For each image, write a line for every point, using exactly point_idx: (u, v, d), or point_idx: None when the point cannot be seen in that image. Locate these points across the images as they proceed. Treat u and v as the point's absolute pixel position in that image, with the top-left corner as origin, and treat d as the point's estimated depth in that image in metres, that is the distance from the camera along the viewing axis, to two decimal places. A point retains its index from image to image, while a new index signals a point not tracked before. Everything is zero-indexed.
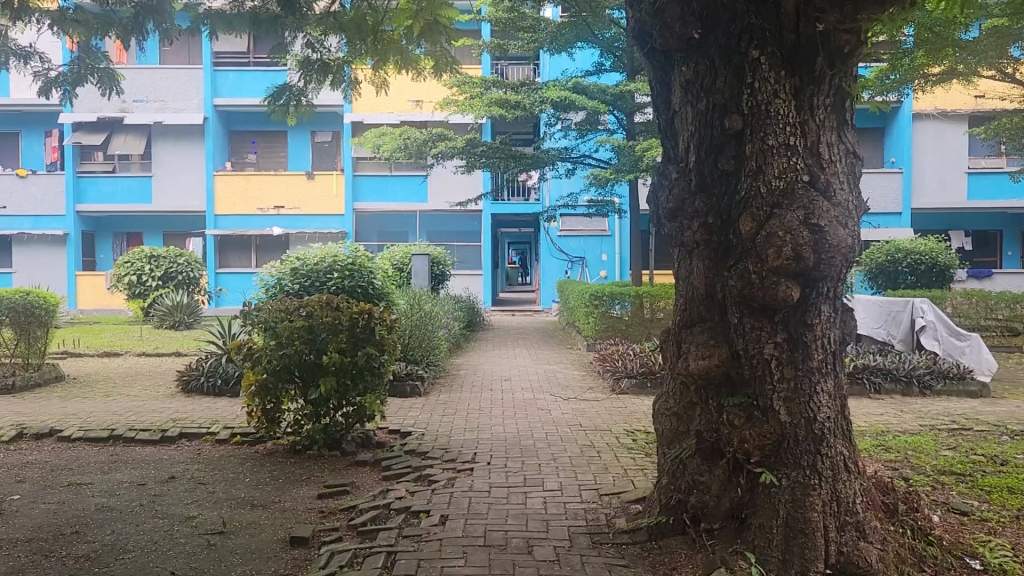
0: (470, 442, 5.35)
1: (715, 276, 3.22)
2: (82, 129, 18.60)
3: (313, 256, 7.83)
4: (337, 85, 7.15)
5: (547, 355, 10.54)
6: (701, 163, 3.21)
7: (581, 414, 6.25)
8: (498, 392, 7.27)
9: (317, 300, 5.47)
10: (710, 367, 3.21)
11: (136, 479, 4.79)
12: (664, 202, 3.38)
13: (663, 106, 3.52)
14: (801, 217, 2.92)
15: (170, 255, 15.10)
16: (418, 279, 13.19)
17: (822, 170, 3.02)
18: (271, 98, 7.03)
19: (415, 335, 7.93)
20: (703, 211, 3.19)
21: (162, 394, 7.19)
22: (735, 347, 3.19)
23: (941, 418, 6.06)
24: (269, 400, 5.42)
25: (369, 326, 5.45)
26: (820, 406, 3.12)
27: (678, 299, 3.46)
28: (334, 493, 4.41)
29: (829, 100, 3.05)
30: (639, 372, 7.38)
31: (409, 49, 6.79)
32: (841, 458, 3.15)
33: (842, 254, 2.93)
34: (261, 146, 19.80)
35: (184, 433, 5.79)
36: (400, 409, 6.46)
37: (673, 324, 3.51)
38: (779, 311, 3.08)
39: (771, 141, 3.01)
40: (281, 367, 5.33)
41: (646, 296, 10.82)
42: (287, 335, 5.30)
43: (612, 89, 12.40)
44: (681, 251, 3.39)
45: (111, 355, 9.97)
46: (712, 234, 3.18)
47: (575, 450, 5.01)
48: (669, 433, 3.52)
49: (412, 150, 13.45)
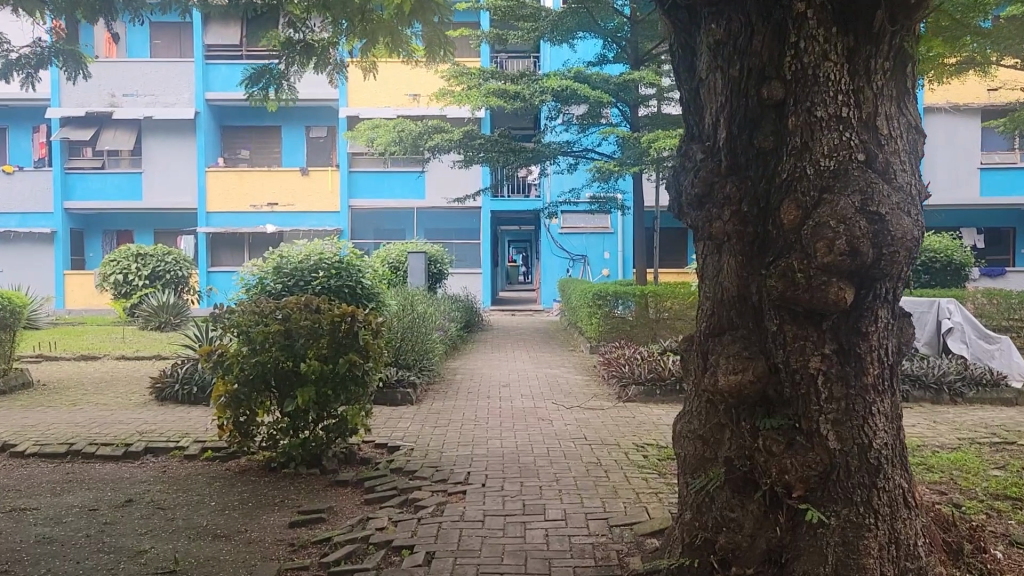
0: (464, 459, 4.83)
1: (750, 274, 2.67)
2: (69, 124, 18.00)
3: (298, 254, 7.31)
4: (321, 68, 6.61)
5: (547, 358, 10.03)
6: (734, 140, 2.66)
7: (585, 425, 5.74)
8: (495, 400, 6.75)
9: (294, 302, 4.97)
10: (743, 384, 2.66)
11: (87, 503, 4.30)
12: (687, 187, 2.84)
13: (685, 73, 2.98)
14: (857, 203, 2.40)
15: (158, 253, 14.57)
16: (416, 277, 12.66)
17: (880, 148, 2.52)
18: (247, 82, 6.50)
19: (407, 338, 7.42)
20: (736, 196, 2.65)
21: (133, 403, 6.69)
22: (774, 360, 2.66)
23: (979, 430, 5.54)
24: (242, 412, 4.89)
25: (352, 330, 4.94)
26: (876, 431, 2.62)
27: (702, 301, 2.91)
28: (308, 521, 3.91)
29: (887, 64, 2.54)
30: (648, 378, 6.85)
31: (401, 29, 6.18)
32: (900, 491, 2.67)
33: (908, 248, 2.42)
34: (254, 141, 19.28)
35: (150, 448, 5.30)
36: (389, 420, 5.94)
37: (695, 332, 2.96)
38: (827, 317, 2.56)
39: (819, 112, 2.49)
40: (253, 376, 4.80)
41: (652, 295, 10.28)
42: (261, 341, 4.77)
43: (616, 79, 11.82)
44: (708, 245, 2.85)
45: (89, 359, 9.48)
46: (746, 226, 2.64)
47: (581, 469, 4.50)
48: (693, 460, 2.97)
49: (407, 144, 12.89)
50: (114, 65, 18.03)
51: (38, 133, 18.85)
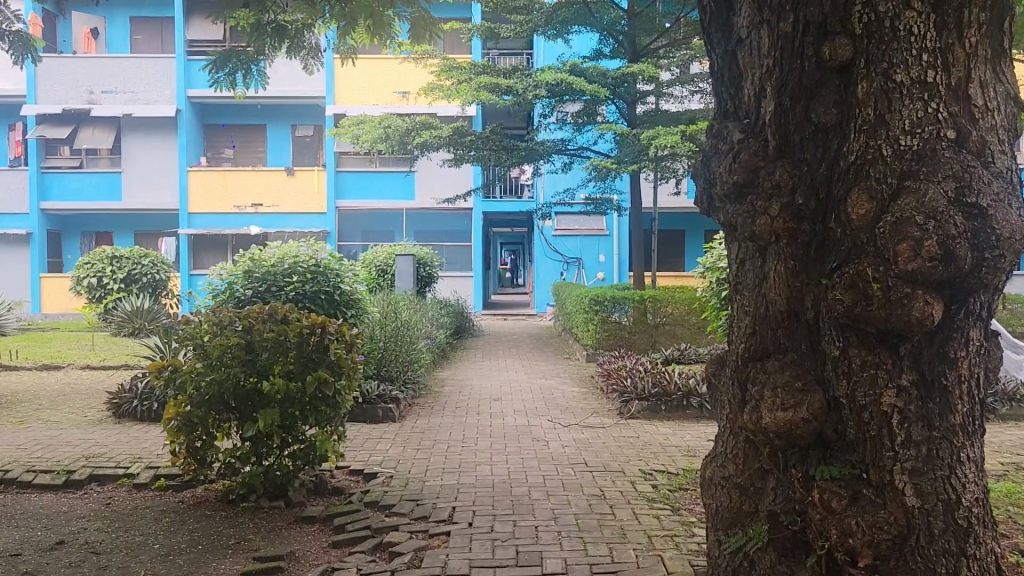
0: (448, 490, 4.24)
1: (804, 284, 2.12)
2: (45, 121, 17.28)
3: (270, 255, 6.68)
4: (295, 52, 5.98)
5: (542, 367, 9.46)
6: (784, 115, 2.10)
7: (586, 447, 5.18)
8: (486, 418, 6.17)
9: (258, 312, 4.39)
10: (794, 424, 2.11)
11: (9, 547, 3.70)
12: (721, 175, 2.26)
13: (719, 35, 2.42)
14: (949, 192, 1.84)
15: (134, 256, 13.91)
16: (403, 282, 11.97)
17: (975, 123, 1.95)
18: (213, 65, 5.84)
19: (389, 349, 6.86)
20: (788, 185, 2.08)
21: (88, 420, 6.09)
22: (833, 394, 2.11)
23: (1021, 453, 4.98)
24: (197, 437, 4.29)
25: (323, 344, 4.36)
26: (964, 483, 2.07)
27: (740, 318, 2.34)
28: (263, 571, 3.32)
29: (984, 15, 1.97)
30: (652, 393, 6.26)
31: (384, 10, 5.51)
32: (993, 559, 2.11)
33: (1015, 251, 1.86)
34: (239, 140, 18.63)
35: (96, 475, 4.71)
36: (366, 442, 5.35)
37: (728, 355, 2.41)
38: (906, 339, 2.00)
39: (898, 76, 1.94)
40: (208, 396, 4.20)
41: (651, 300, 9.75)
42: (218, 356, 4.18)
43: (613, 73, 11.24)
44: (749, 249, 2.28)
45: (51, 368, 8.86)
46: (801, 223, 2.08)
47: (582, 504, 3.93)
48: (726, 514, 2.40)
49: (395, 140, 12.31)
50: (92, 61, 17.34)
51: (14, 131, 18.23)
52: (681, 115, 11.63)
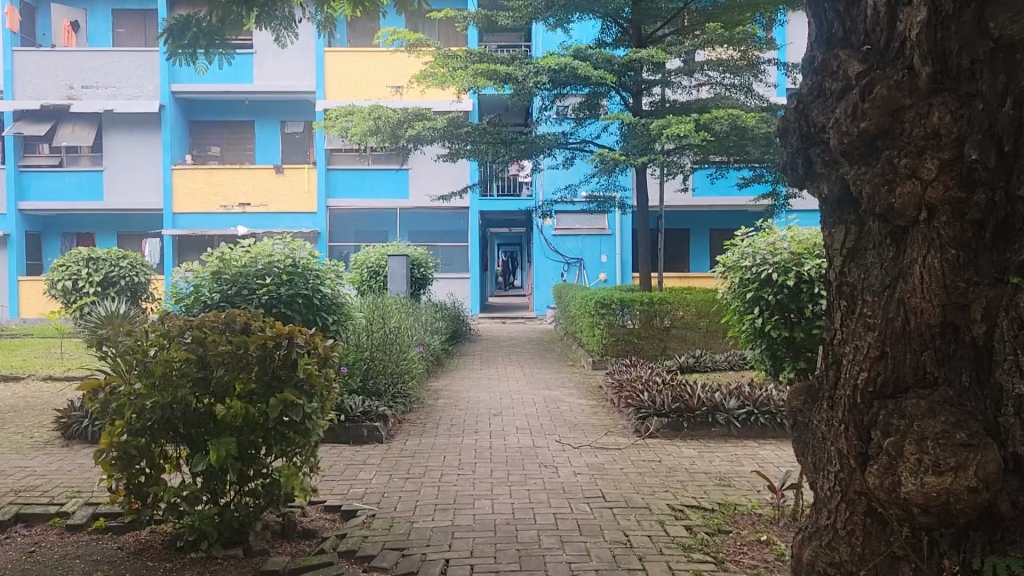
0: (441, 535, 3.51)
1: (970, 279, 1.77)
2: (23, 118, 16.48)
3: (242, 253, 5.91)
4: (266, 22, 5.18)
5: (545, 376, 8.74)
6: (943, 26, 1.77)
7: (602, 473, 4.47)
8: (484, 437, 5.45)
9: (211, 321, 3.62)
10: (952, 493, 1.66)
11: None
12: (841, 116, 1.90)
13: None
14: None
15: (111, 258, 13.11)
16: (395, 284, 11.35)
17: None
18: (168, 35, 4.98)
19: (376, 360, 6.26)
20: (952, 130, 1.72)
21: (31, 444, 5.33)
22: (1013, 450, 1.68)
23: None
24: (139, 472, 3.55)
25: (291, 359, 3.59)
26: None
27: (863, 344, 1.92)
28: None
29: None
30: (672, 409, 5.53)
31: None
32: None
33: None
34: (226, 138, 17.83)
35: (22, 515, 3.96)
36: (346, 470, 4.62)
37: (835, 393, 1.99)
38: None
39: None
40: (153, 422, 3.48)
41: (659, 303, 9.02)
42: (162, 375, 3.43)
43: (621, 58, 10.40)
44: (884, 238, 1.93)
45: (7, 381, 8.05)
46: (972, 185, 1.73)
47: (605, 556, 3.20)
48: None
49: (386, 133, 11.44)
50: (72, 54, 16.51)
51: None
52: (692, 105, 10.95)
